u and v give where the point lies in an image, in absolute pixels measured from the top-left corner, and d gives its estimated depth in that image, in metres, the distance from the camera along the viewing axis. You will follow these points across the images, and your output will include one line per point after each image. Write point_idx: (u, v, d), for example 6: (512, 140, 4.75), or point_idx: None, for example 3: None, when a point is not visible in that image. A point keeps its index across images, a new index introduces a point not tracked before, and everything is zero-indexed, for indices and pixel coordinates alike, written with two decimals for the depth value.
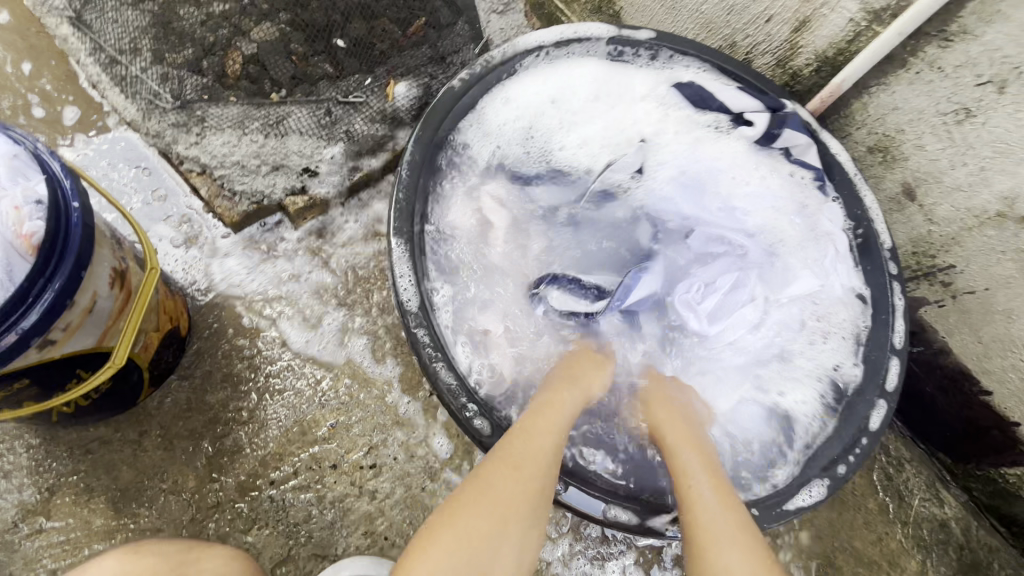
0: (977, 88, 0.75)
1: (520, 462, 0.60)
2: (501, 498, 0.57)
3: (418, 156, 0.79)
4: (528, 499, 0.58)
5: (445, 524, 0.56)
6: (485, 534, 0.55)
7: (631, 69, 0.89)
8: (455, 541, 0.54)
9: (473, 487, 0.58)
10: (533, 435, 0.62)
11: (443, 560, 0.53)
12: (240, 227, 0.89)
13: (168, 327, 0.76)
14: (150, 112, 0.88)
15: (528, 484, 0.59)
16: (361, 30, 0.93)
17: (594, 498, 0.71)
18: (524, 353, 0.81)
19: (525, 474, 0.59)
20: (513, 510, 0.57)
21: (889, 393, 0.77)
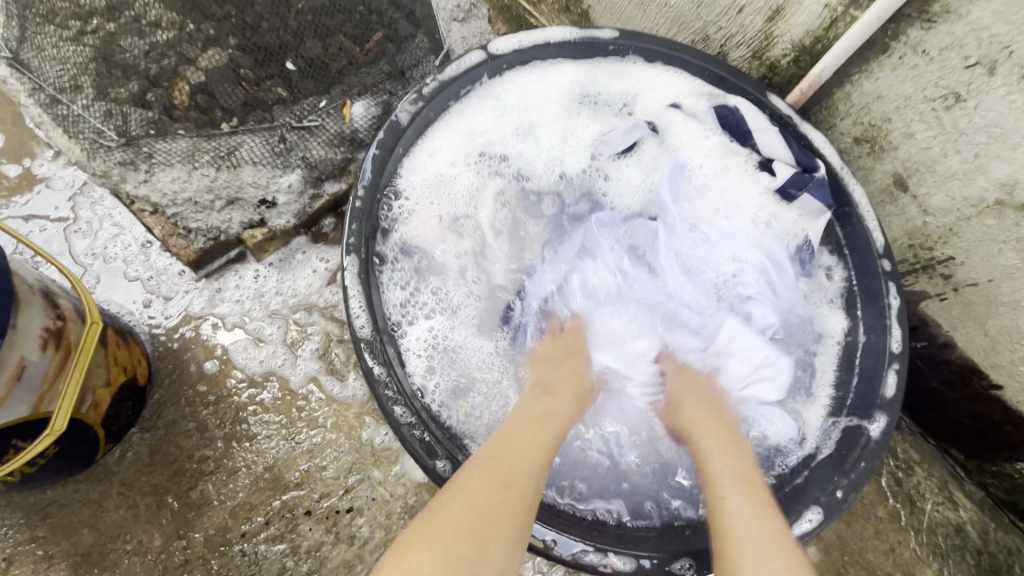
0: (965, 71, 0.70)
1: (480, 486, 0.56)
2: (451, 525, 0.52)
3: (371, 184, 0.74)
4: (488, 532, 0.53)
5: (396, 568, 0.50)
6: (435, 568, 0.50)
7: (606, 74, 0.85)
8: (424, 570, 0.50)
9: (429, 517, 0.54)
10: (488, 456, 0.59)
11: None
12: (198, 265, 0.87)
13: (122, 379, 0.72)
14: (94, 151, 0.82)
15: (488, 513, 0.54)
16: (315, 49, 0.89)
17: (583, 546, 0.68)
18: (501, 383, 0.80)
19: (480, 493, 0.55)
20: (475, 545, 0.52)
21: (889, 404, 0.73)
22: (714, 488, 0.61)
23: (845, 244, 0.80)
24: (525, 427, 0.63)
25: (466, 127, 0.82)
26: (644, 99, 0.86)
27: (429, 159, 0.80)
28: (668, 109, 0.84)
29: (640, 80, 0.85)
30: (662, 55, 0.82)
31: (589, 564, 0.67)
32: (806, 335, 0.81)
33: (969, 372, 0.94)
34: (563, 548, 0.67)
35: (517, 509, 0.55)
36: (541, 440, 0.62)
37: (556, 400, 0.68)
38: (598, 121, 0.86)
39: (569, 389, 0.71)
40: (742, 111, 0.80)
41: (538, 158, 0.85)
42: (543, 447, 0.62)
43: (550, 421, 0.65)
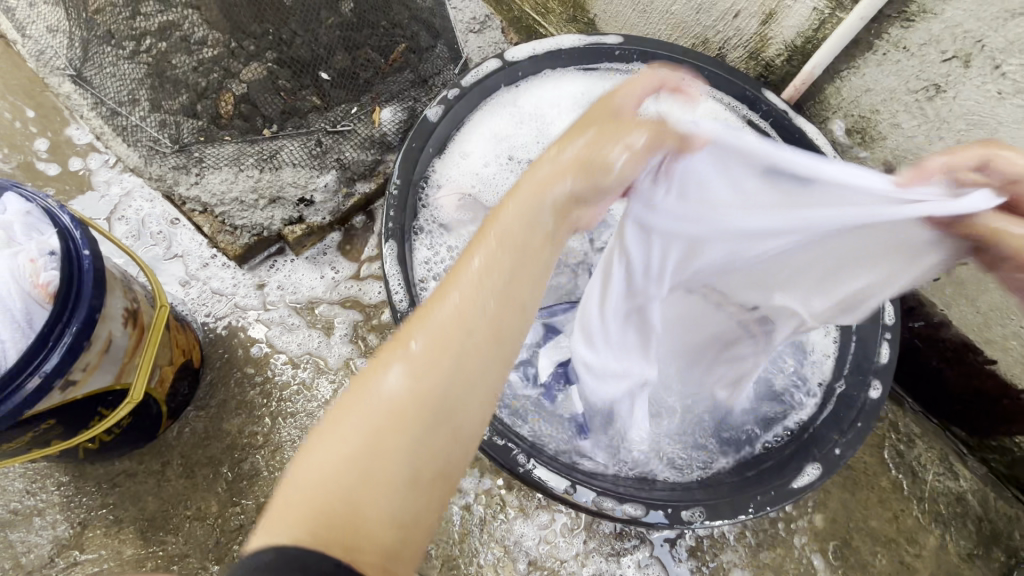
0: (943, 64, 0.77)
1: (410, 365, 0.42)
2: (370, 414, 0.41)
3: (405, 173, 0.82)
4: (426, 422, 0.41)
5: (307, 453, 0.41)
6: (347, 460, 0.40)
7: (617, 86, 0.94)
8: (332, 449, 0.40)
9: (352, 392, 0.42)
10: (426, 320, 0.43)
11: (315, 470, 0.40)
12: (244, 259, 0.93)
13: (181, 360, 0.80)
14: (150, 157, 0.92)
15: (421, 400, 0.41)
16: (345, 62, 0.96)
17: (601, 493, 0.71)
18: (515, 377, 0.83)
19: (410, 376, 0.42)
20: (403, 445, 0.41)
21: (882, 370, 0.77)
22: None
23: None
24: (483, 274, 0.44)
25: (487, 131, 0.91)
26: None
27: (458, 160, 0.89)
28: None
29: None
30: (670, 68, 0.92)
31: (607, 511, 0.71)
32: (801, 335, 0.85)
33: (964, 349, 1.00)
34: (582, 495, 0.71)
35: (455, 393, 0.42)
36: (511, 296, 0.44)
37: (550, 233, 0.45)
38: None
39: (567, 203, 0.46)
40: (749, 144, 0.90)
41: None
42: (512, 302, 0.44)
43: (530, 261, 0.45)
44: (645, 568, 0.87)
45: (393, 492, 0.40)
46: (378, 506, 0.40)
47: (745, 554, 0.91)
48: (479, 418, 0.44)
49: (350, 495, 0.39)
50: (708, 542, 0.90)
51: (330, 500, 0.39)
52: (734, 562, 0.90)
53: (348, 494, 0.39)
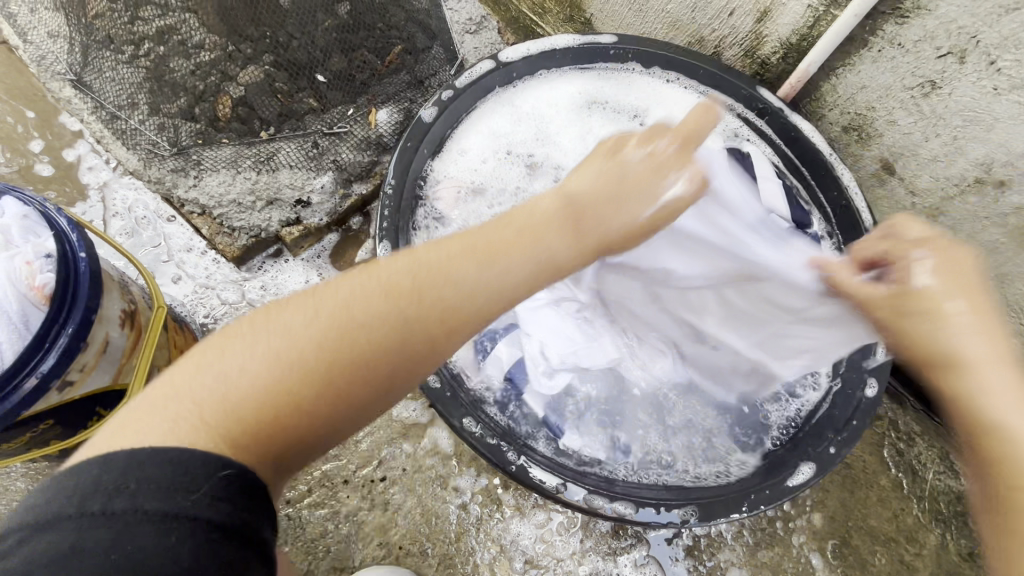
0: (938, 61, 0.76)
1: (334, 311, 0.48)
2: (289, 341, 0.47)
3: (398, 174, 0.83)
4: (336, 367, 0.47)
5: (216, 354, 0.47)
6: (299, 353, 0.47)
7: (618, 84, 0.93)
8: (281, 338, 0.47)
9: (280, 312, 0.48)
10: (370, 275, 0.50)
11: (263, 351, 0.47)
12: (241, 260, 0.95)
13: (180, 360, 0.81)
14: (150, 161, 0.93)
15: (338, 344, 0.47)
16: (342, 64, 0.94)
17: (592, 490, 0.72)
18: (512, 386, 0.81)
19: (337, 322, 0.48)
20: (314, 384, 0.47)
21: (880, 369, 0.75)
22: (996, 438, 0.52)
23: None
24: (444, 254, 0.52)
25: (486, 130, 0.91)
26: (656, 110, 0.93)
27: (456, 160, 0.89)
28: None
29: (650, 89, 0.93)
30: (670, 67, 0.91)
31: (596, 508, 0.71)
32: None
33: None
34: (573, 492, 0.71)
35: (370, 345, 0.48)
36: (462, 279, 0.51)
37: (535, 237, 0.53)
38: (614, 121, 0.93)
39: (565, 220, 0.54)
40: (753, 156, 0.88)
41: (557, 157, 0.92)
42: (468, 292, 0.51)
43: (497, 261, 0.52)
44: (642, 567, 0.87)
45: (319, 408, 0.47)
46: (274, 423, 0.46)
47: (743, 553, 0.91)
48: (387, 385, 0.50)
49: (252, 411, 0.45)
50: (705, 541, 0.90)
51: (232, 404, 0.45)
52: (732, 561, 0.90)
53: (248, 404, 0.45)
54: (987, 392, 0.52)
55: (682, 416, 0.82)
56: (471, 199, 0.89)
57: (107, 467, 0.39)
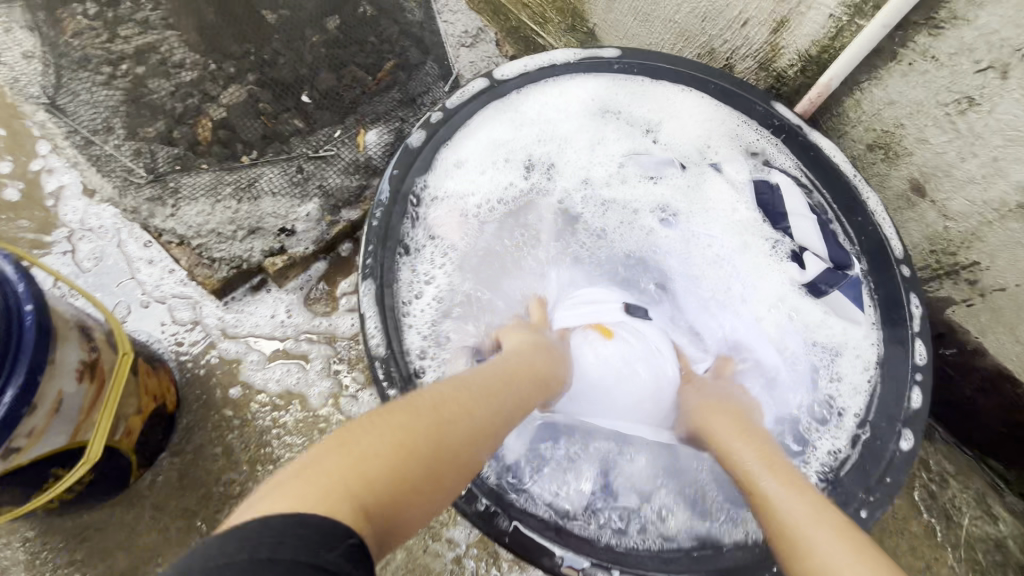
0: (976, 75, 0.69)
1: (443, 412, 0.52)
2: (401, 433, 0.48)
3: (385, 208, 0.76)
4: (438, 466, 0.48)
5: (332, 449, 0.45)
6: (420, 445, 0.48)
7: (631, 94, 0.86)
8: (408, 430, 0.48)
9: (384, 414, 0.49)
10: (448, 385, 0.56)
11: (390, 445, 0.47)
12: (223, 293, 0.88)
13: (152, 406, 0.75)
14: (125, 189, 0.88)
15: (442, 439, 0.50)
16: (330, 82, 0.95)
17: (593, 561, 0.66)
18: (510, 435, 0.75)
19: (436, 421, 0.51)
20: (419, 478, 0.47)
21: (915, 417, 0.70)
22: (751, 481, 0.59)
23: (878, 300, 0.76)
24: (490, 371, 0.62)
25: (483, 136, 0.84)
26: (668, 125, 0.88)
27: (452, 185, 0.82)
28: (694, 147, 0.87)
29: (659, 103, 0.87)
30: (683, 80, 0.84)
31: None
32: (829, 385, 0.78)
33: (1001, 379, 0.94)
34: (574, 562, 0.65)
35: (457, 447, 0.51)
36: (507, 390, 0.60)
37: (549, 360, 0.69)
38: (626, 138, 0.88)
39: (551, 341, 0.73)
40: (782, 189, 0.82)
41: (564, 176, 0.88)
42: (516, 408, 0.60)
43: (527, 384, 0.63)
44: None
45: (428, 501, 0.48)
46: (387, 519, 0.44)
47: None
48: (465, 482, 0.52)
49: (375, 504, 0.43)
50: None
51: (358, 491, 0.42)
52: None
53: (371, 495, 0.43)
54: (719, 439, 0.66)
55: (689, 467, 0.77)
56: (463, 216, 0.83)
57: (243, 538, 0.34)
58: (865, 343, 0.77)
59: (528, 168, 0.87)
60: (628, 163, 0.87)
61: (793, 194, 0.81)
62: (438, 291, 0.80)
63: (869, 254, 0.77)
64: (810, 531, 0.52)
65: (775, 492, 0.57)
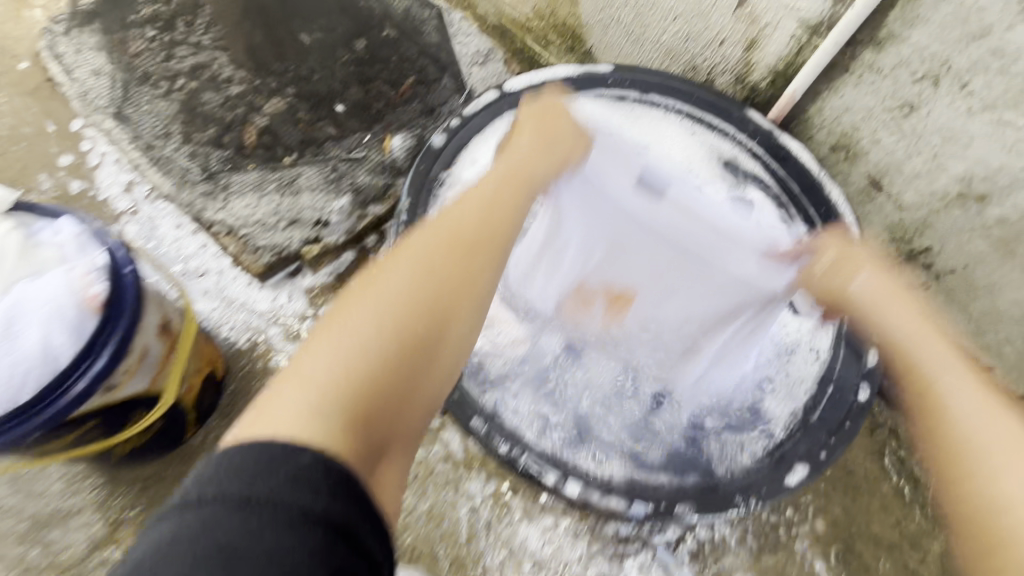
0: (915, 84, 0.82)
1: (386, 278, 0.50)
2: (374, 329, 0.47)
3: (412, 198, 0.89)
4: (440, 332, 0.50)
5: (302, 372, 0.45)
6: (379, 335, 0.46)
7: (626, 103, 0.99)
8: (362, 318, 0.47)
9: (337, 321, 0.47)
10: (382, 281, 0.50)
11: (351, 334, 0.46)
12: (266, 277, 1.00)
13: (207, 370, 0.86)
14: (182, 186, 1.00)
15: (420, 304, 0.49)
16: (359, 94, 1.09)
17: (588, 486, 0.79)
18: (523, 389, 0.88)
19: (400, 308, 0.48)
20: (415, 349, 0.48)
21: (870, 375, 0.81)
22: (927, 373, 0.60)
23: None
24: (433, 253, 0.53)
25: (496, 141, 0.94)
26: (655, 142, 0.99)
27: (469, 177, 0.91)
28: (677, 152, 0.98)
29: (648, 112, 0.99)
30: (668, 92, 0.98)
31: (593, 502, 0.78)
32: (793, 357, 0.87)
33: None
34: (571, 490, 0.78)
35: (427, 312, 0.49)
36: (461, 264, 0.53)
37: (535, 171, 0.64)
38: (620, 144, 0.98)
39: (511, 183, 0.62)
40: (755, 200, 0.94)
41: None
42: (482, 222, 0.57)
43: (485, 241, 0.56)
44: (647, 570, 0.90)
45: (427, 371, 0.49)
46: (411, 393, 0.47)
47: (747, 558, 0.93)
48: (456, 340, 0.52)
49: (393, 384, 0.46)
50: (710, 546, 0.92)
51: (363, 385, 0.44)
52: (737, 566, 0.92)
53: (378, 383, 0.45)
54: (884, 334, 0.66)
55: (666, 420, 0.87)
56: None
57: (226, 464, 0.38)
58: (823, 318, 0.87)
59: None
60: None
61: (767, 205, 0.93)
62: None
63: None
64: (977, 435, 0.55)
65: (954, 394, 0.58)
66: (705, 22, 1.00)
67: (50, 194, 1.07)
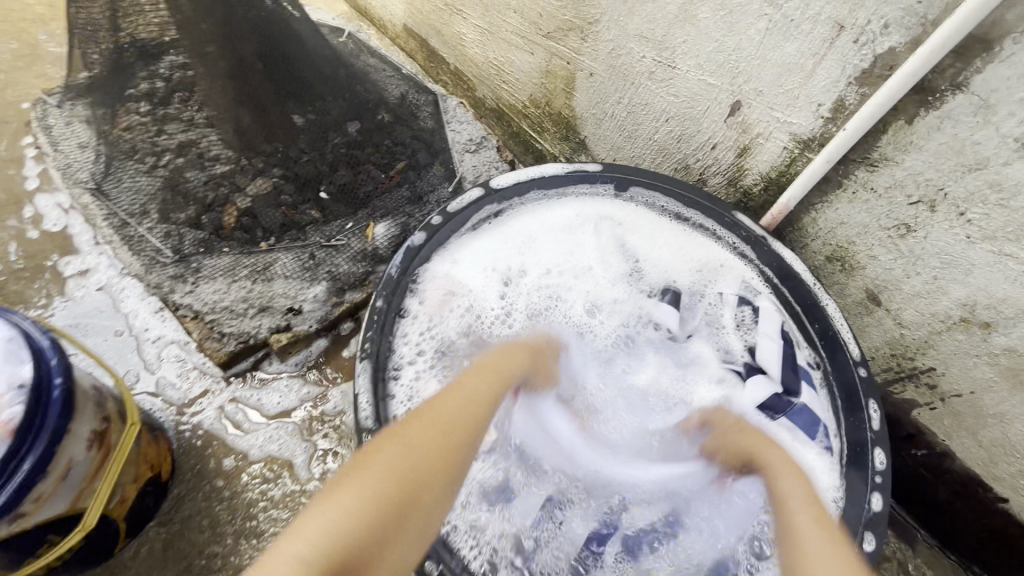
0: (911, 207, 0.79)
1: (382, 461, 0.55)
2: (390, 466, 0.55)
3: (386, 298, 0.83)
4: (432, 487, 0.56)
5: (350, 480, 0.53)
6: (365, 503, 0.51)
7: (613, 201, 0.98)
8: (349, 496, 0.51)
9: (406, 455, 0.56)
10: (383, 450, 0.57)
11: (333, 513, 0.49)
12: (228, 366, 0.94)
13: (149, 474, 0.79)
14: (151, 266, 0.97)
15: (403, 478, 0.54)
16: (347, 177, 1.07)
17: None
18: (485, 519, 0.76)
19: (411, 462, 0.56)
20: (405, 506, 0.53)
21: (877, 521, 0.74)
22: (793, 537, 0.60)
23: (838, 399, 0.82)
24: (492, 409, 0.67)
25: (480, 242, 0.94)
26: (646, 248, 0.99)
27: (452, 279, 0.91)
28: (663, 268, 0.98)
29: (634, 210, 0.98)
30: (657, 194, 0.96)
31: None
32: (787, 497, 0.81)
33: (973, 484, 0.96)
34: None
35: (416, 477, 0.55)
36: (466, 412, 0.65)
37: (507, 373, 0.72)
38: (608, 255, 0.98)
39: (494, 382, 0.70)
40: (759, 314, 0.91)
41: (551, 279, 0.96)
42: (479, 420, 0.65)
43: (469, 415, 0.65)
44: None
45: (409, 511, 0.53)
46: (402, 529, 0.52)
47: None
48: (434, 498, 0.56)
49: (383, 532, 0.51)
50: None
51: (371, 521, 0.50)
52: None
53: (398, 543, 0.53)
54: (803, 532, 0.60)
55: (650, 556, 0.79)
56: (459, 303, 0.91)
57: None
58: (817, 454, 0.82)
59: (510, 279, 0.95)
60: (600, 295, 0.96)
61: (768, 318, 0.90)
62: (417, 380, 0.83)
63: (841, 395, 0.82)
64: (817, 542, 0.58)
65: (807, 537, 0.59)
66: (696, 126, 1.00)
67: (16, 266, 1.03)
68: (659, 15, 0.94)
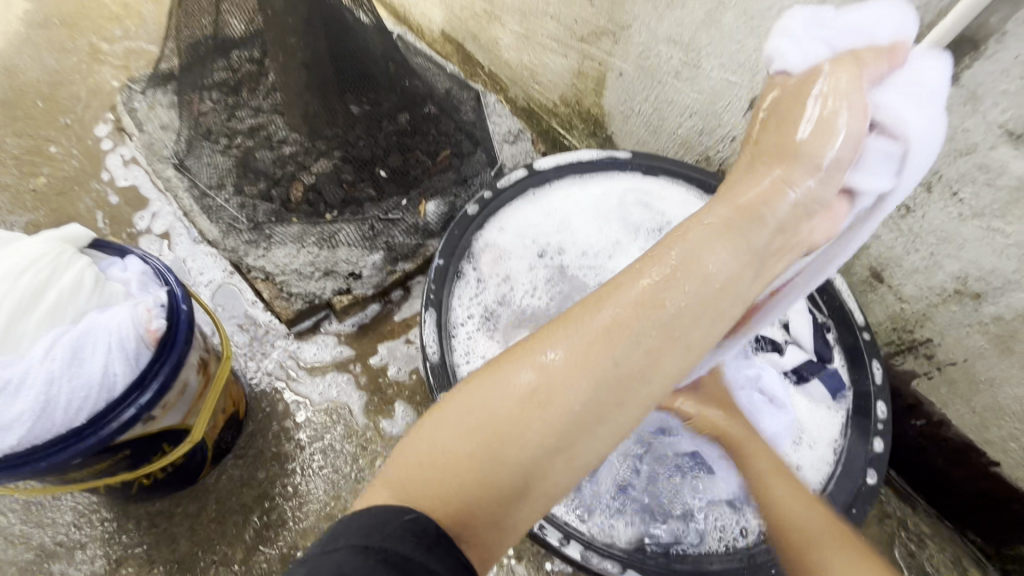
0: (909, 189, 0.90)
1: (504, 393, 0.51)
2: (508, 396, 0.51)
3: (446, 258, 0.95)
4: (555, 427, 0.50)
5: (478, 388, 0.53)
6: (474, 426, 0.50)
7: (641, 185, 1.08)
8: (465, 414, 0.51)
9: (536, 395, 0.50)
10: (519, 364, 0.53)
11: (450, 430, 0.51)
12: (294, 323, 1.05)
13: (232, 410, 0.89)
14: (228, 232, 1.10)
15: (517, 416, 0.50)
16: (399, 161, 1.15)
17: (589, 549, 0.79)
18: None
19: (531, 392, 0.51)
20: (509, 439, 0.49)
21: (877, 460, 0.86)
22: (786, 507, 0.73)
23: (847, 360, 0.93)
24: (667, 304, 0.54)
25: (524, 217, 1.05)
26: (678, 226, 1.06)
27: (500, 247, 1.02)
28: None
29: (664, 193, 1.07)
30: (681, 179, 1.07)
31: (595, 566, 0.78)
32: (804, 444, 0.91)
33: (968, 449, 1.05)
34: (573, 552, 0.78)
35: (538, 422, 0.50)
36: (627, 337, 0.52)
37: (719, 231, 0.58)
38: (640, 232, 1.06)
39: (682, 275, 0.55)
40: None
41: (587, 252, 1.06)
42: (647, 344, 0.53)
43: (630, 339, 0.52)
44: None
45: (520, 449, 0.50)
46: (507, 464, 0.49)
47: None
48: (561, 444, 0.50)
49: (480, 462, 0.49)
50: None
51: (471, 453, 0.49)
52: None
53: (532, 477, 0.50)
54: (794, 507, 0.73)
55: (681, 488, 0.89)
56: (506, 269, 1.01)
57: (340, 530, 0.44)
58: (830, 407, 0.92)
59: (545, 253, 1.05)
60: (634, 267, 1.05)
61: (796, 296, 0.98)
62: (470, 329, 0.95)
63: (850, 357, 0.94)
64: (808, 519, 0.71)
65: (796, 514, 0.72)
66: (718, 121, 1.12)
67: (106, 232, 1.16)
68: (687, 20, 1.06)
